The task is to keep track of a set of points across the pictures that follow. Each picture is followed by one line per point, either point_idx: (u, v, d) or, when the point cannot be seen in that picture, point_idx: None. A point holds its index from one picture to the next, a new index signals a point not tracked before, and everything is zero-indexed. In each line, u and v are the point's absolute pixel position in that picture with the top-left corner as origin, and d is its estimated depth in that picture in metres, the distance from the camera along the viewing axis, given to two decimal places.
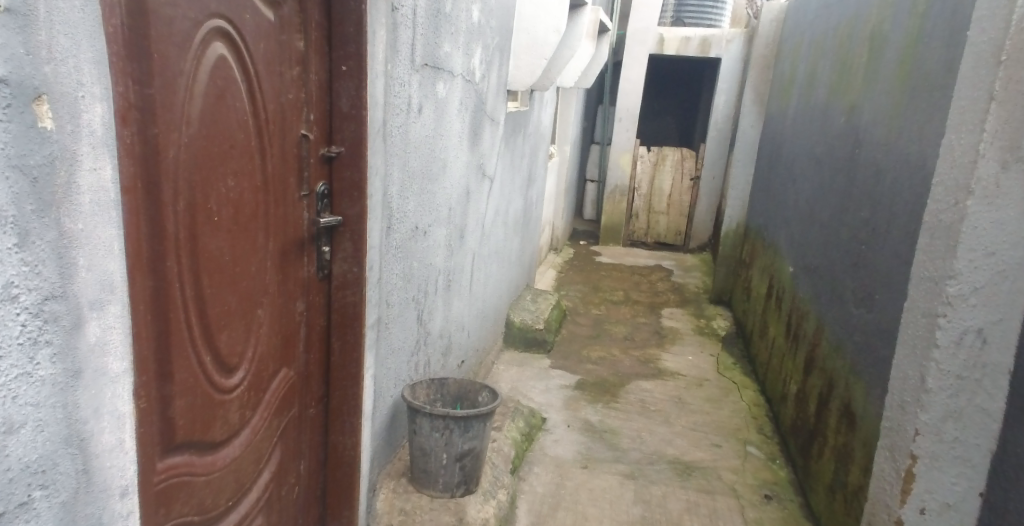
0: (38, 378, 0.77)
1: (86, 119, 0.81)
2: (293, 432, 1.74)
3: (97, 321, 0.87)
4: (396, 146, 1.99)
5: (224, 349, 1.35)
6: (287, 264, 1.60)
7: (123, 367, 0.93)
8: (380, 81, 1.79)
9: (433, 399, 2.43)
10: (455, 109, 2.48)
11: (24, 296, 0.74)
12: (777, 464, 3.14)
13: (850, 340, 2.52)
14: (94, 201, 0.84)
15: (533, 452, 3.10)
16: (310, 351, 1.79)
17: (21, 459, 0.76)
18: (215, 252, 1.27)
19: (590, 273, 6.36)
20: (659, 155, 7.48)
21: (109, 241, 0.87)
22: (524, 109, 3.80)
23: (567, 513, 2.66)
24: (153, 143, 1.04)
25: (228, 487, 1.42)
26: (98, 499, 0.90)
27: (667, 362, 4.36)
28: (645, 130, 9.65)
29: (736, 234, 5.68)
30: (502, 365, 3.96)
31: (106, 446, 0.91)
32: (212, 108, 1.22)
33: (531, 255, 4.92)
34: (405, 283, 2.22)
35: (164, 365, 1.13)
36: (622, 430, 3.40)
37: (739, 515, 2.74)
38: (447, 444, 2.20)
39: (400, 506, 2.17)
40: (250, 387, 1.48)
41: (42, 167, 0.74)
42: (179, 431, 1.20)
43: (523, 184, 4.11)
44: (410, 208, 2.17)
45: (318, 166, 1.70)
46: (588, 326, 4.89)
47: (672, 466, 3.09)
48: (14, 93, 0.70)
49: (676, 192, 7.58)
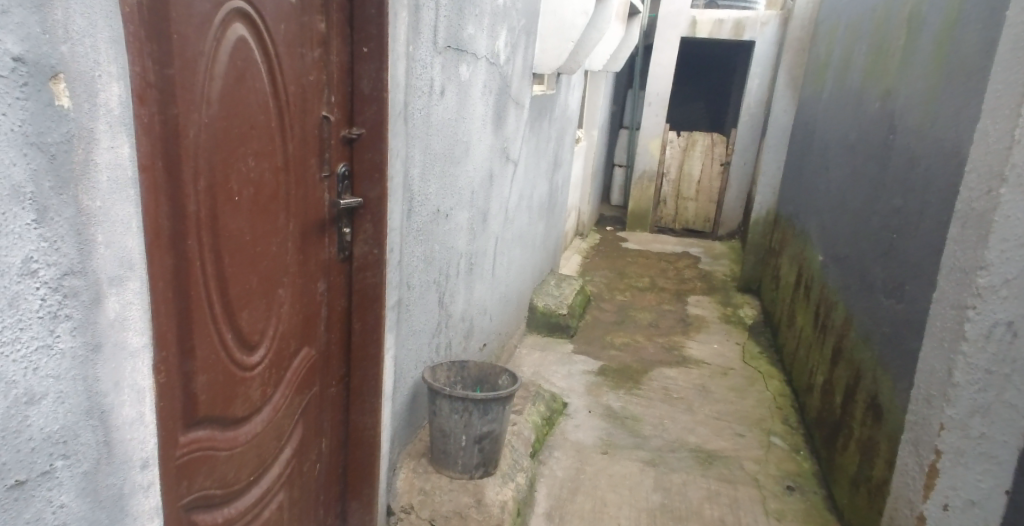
0: (59, 350, 0.80)
1: (103, 99, 0.82)
2: (314, 410, 1.77)
3: (116, 297, 0.89)
4: (418, 128, 1.99)
5: (245, 327, 1.37)
6: (308, 245, 1.62)
7: (143, 342, 0.95)
8: (402, 62, 1.78)
9: (453, 382, 2.43)
10: (479, 91, 2.47)
11: (44, 271, 0.76)
12: (801, 456, 3.10)
13: (879, 332, 2.46)
14: (112, 179, 0.85)
15: (554, 436, 3.11)
16: (331, 331, 1.82)
17: (43, 430, 0.79)
18: (236, 231, 1.29)
19: (616, 259, 6.31)
20: (689, 140, 7.38)
21: (128, 219, 0.89)
22: (551, 92, 3.76)
23: (586, 498, 2.67)
24: (173, 123, 1.06)
25: (250, 463, 1.45)
26: (119, 470, 0.94)
27: (692, 349, 4.32)
28: (673, 115, 9.51)
29: (765, 221, 5.55)
30: (525, 349, 3.97)
31: (127, 419, 0.94)
32: (233, 89, 1.23)
33: (555, 239, 4.87)
34: (426, 266, 2.22)
35: (185, 342, 1.17)
36: (644, 418, 3.38)
37: (760, 505, 2.71)
38: (466, 426, 2.21)
39: (420, 486, 2.20)
40: (271, 365, 1.51)
41: (60, 144, 0.76)
42: (201, 406, 1.24)
43: (549, 167, 4.08)
44: (432, 191, 2.17)
45: (339, 148, 1.70)
46: (613, 312, 4.86)
47: (693, 454, 3.06)
48: (30, 72, 0.71)
49: (706, 178, 7.44)
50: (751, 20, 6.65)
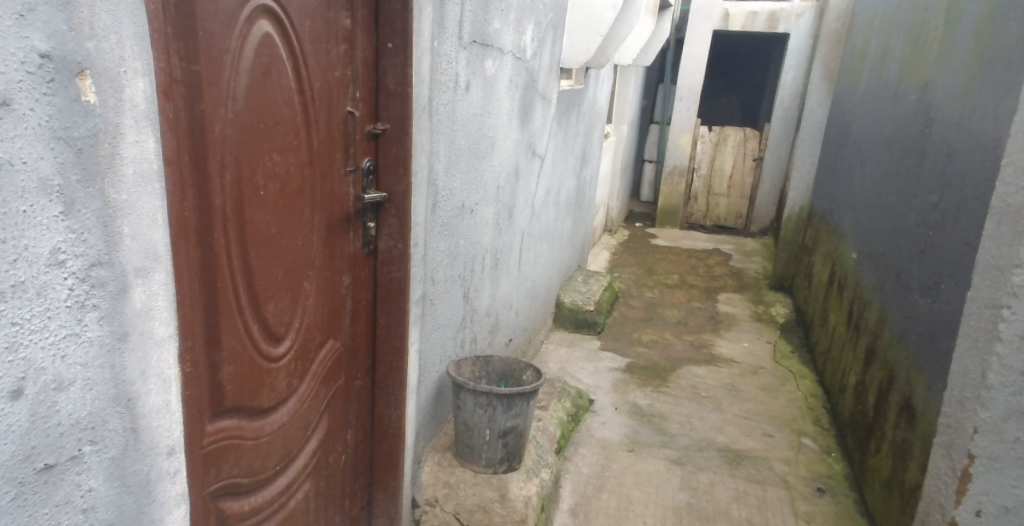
0: (86, 338, 0.83)
1: (128, 94, 0.84)
2: (340, 402, 1.79)
3: (142, 288, 0.91)
4: (443, 123, 1.99)
5: (271, 318, 1.40)
6: (333, 239, 1.64)
7: (168, 332, 0.98)
8: (426, 58, 1.79)
9: (478, 377, 2.44)
10: (505, 86, 2.47)
11: (71, 262, 0.79)
12: (832, 457, 3.03)
13: (913, 332, 2.39)
14: (137, 172, 0.87)
15: (579, 433, 3.10)
16: (356, 324, 1.84)
17: (71, 415, 0.82)
18: (262, 225, 1.31)
19: (645, 255, 6.25)
20: (721, 135, 7.26)
21: (154, 212, 0.91)
22: (579, 87, 3.74)
23: (611, 495, 2.65)
24: (200, 119, 1.09)
25: (276, 452, 1.48)
26: (146, 457, 0.96)
27: (722, 347, 4.26)
28: (705, 110, 9.37)
29: (799, 217, 5.44)
30: (551, 344, 3.97)
31: (153, 407, 0.96)
32: (258, 85, 1.25)
33: (583, 235, 4.85)
34: (450, 261, 2.23)
35: (211, 333, 1.19)
36: (671, 416, 3.34)
37: (789, 507, 2.66)
38: (490, 420, 2.21)
39: (444, 479, 2.22)
40: (297, 357, 1.53)
41: (86, 139, 0.78)
42: (228, 396, 1.26)
43: (577, 162, 4.05)
44: (457, 186, 2.18)
45: (364, 143, 1.72)
46: (641, 309, 4.82)
47: (721, 454, 3.02)
48: (57, 68, 0.73)
49: (738, 174, 7.32)
50: (786, 12, 6.51)
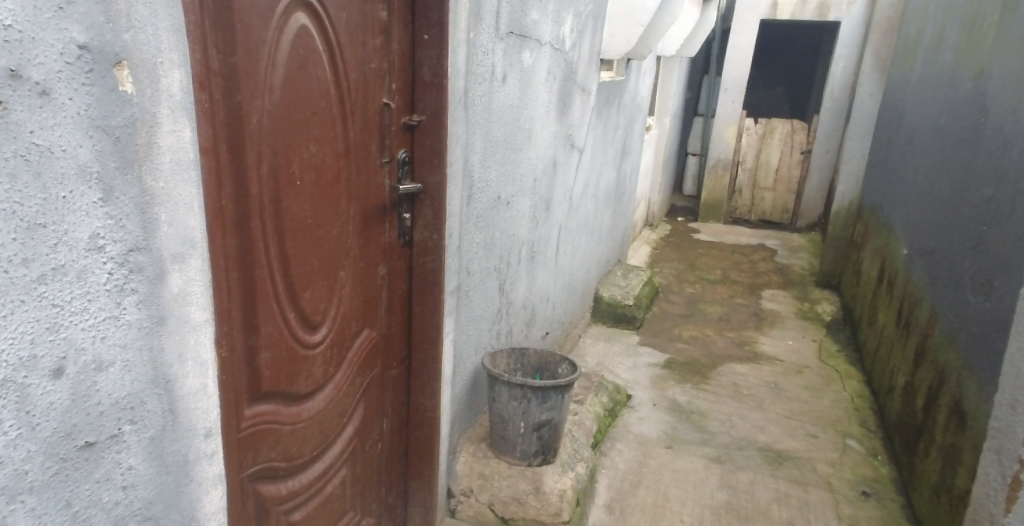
0: (125, 321, 0.86)
1: (165, 84, 0.87)
2: (376, 391, 1.82)
3: (180, 273, 0.94)
4: (479, 114, 1.99)
5: (308, 307, 1.42)
6: (369, 229, 1.66)
7: (205, 317, 1.00)
8: (463, 49, 1.79)
9: (512, 369, 2.44)
10: (543, 78, 2.45)
11: (110, 247, 0.82)
12: (879, 461, 2.93)
13: (965, 332, 2.29)
14: (174, 161, 0.90)
15: (616, 428, 3.08)
16: (392, 314, 1.86)
17: (111, 395, 0.85)
18: (298, 214, 1.34)
19: (687, 250, 6.15)
20: (768, 127, 7.07)
21: (190, 200, 0.94)
22: (620, 78, 3.69)
23: (648, 492, 2.62)
24: (237, 110, 1.11)
25: (313, 438, 1.51)
26: (184, 438, 0.99)
27: (765, 345, 4.16)
28: (752, 102, 9.14)
29: (848, 212, 5.25)
30: (589, 339, 3.94)
31: (190, 390, 0.99)
32: (295, 77, 1.27)
33: (623, 228, 4.80)
34: (486, 253, 2.23)
35: (249, 319, 1.22)
36: (711, 413, 3.28)
37: (832, 510, 2.58)
38: (524, 413, 2.19)
39: (479, 470, 2.24)
40: (333, 345, 1.56)
41: (124, 128, 0.81)
42: (265, 381, 1.29)
43: (618, 155, 4.01)
44: (492, 177, 2.18)
45: (400, 134, 1.74)
46: (682, 305, 4.74)
47: (762, 453, 2.95)
48: (95, 59, 0.76)
49: (785, 167, 7.12)
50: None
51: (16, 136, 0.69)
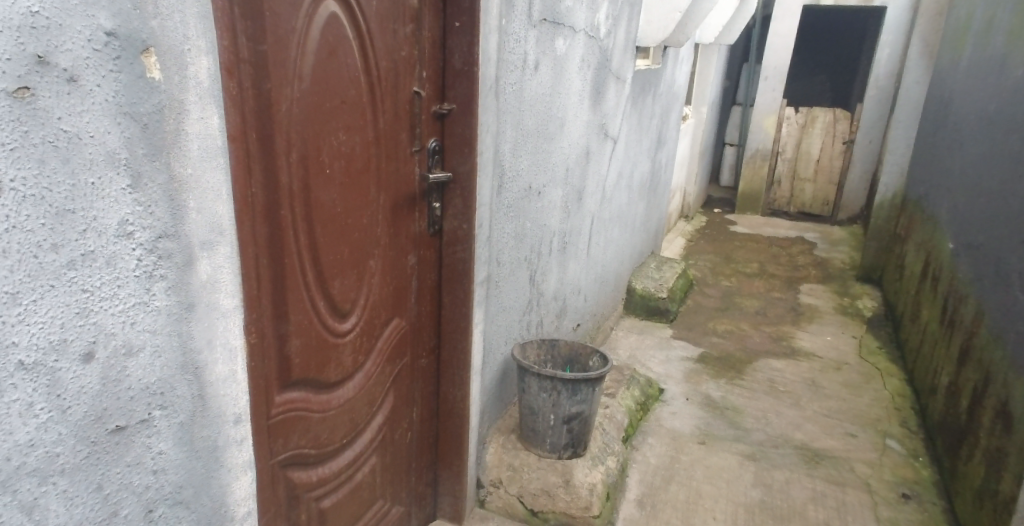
0: (155, 307, 0.87)
1: (193, 71, 0.87)
2: (405, 380, 1.82)
3: (208, 260, 0.95)
4: (510, 103, 1.97)
5: (337, 295, 1.43)
6: (399, 218, 1.65)
7: (234, 304, 1.01)
8: (494, 36, 1.76)
9: (543, 360, 2.42)
10: (576, 66, 2.41)
11: (139, 233, 0.83)
12: (921, 462, 2.83)
13: (1013, 330, 2.19)
14: (202, 148, 0.90)
15: (648, 422, 3.04)
16: (422, 304, 1.86)
17: (141, 381, 0.86)
18: (328, 203, 1.34)
19: (723, 242, 6.03)
20: (809, 117, 6.87)
21: (219, 187, 0.94)
22: (656, 66, 3.62)
23: (680, 488, 2.57)
24: (266, 98, 1.11)
25: (343, 426, 1.52)
26: (214, 424, 1.00)
27: (803, 340, 4.06)
28: (793, 90, 8.90)
29: (892, 204, 5.07)
30: (621, 331, 3.90)
31: (220, 377, 1.00)
32: (324, 65, 1.27)
33: (658, 220, 4.72)
34: (517, 243, 2.21)
35: (279, 307, 1.23)
36: (746, 409, 3.21)
37: (870, 512, 2.50)
38: (554, 405, 2.16)
39: (508, 461, 2.22)
40: (363, 333, 1.56)
41: (152, 114, 0.82)
42: (295, 369, 1.30)
43: (653, 145, 3.94)
44: (524, 167, 2.15)
45: (430, 123, 1.73)
46: (717, 298, 4.65)
47: (798, 452, 2.88)
48: (122, 46, 0.77)
49: (827, 157, 6.91)
50: None
51: (45, 122, 0.70)
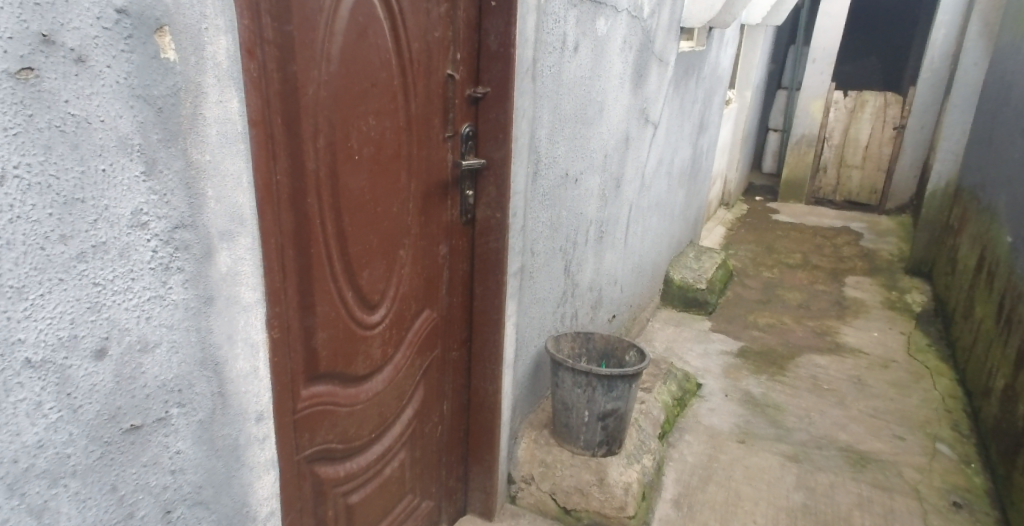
0: (171, 301, 0.82)
1: (210, 52, 0.82)
2: (435, 373, 1.77)
3: (229, 252, 0.90)
4: (548, 86, 1.89)
5: (366, 286, 1.38)
6: (430, 207, 1.60)
7: (256, 298, 0.96)
8: (532, 16, 1.68)
9: (577, 354, 2.35)
10: (617, 48, 2.31)
11: (154, 224, 0.78)
12: (973, 468, 2.68)
13: None
14: (221, 133, 0.85)
15: (685, 418, 2.95)
16: (453, 295, 1.80)
17: (157, 378, 0.82)
18: (357, 190, 1.29)
19: (765, 232, 5.84)
20: (858, 101, 6.60)
21: (239, 175, 0.89)
22: (700, 48, 3.48)
23: (718, 489, 2.48)
24: (292, 81, 1.06)
25: (371, 420, 1.47)
26: (235, 422, 0.96)
27: (848, 336, 3.90)
28: (841, 73, 8.56)
29: (945, 193, 4.83)
30: (658, 323, 3.80)
31: (241, 373, 0.96)
32: (354, 46, 1.21)
33: (697, 208, 4.59)
34: (552, 233, 2.14)
35: (305, 298, 1.18)
36: (788, 407, 3.09)
37: (920, 520, 2.38)
38: (589, 401, 2.09)
39: (541, 457, 2.17)
40: (392, 325, 1.51)
41: (167, 97, 0.77)
42: (322, 362, 1.26)
43: (694, 130, 3.81)
44: (560, 153, 2.07)
45: (463, 108, 1.66)
46: (758, 290, 4.51)
47: (842, 454, 2.76)
48: (134, 24, 0.72)
49: (875, 144, 6.63)
50: None
51: (51, 105, 0.66)
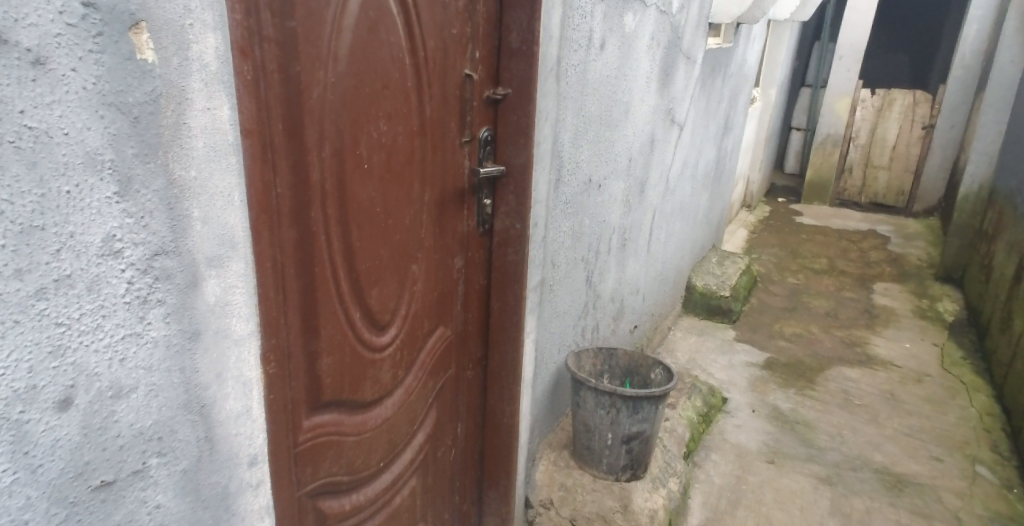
0: (150, 339, 0.71)
1: (196, 52, 0.71)
2: (449, 393, 1.66)
3: (217, 280, 0.79)
4: (572, 86, 1.77)
5: (375, 304, 1.27)
6: (445, 217, 1.48)
7: (249, 330, 0.86)
8: (557, 11, 1.56)
9: (599, 370, 2.24)
10: (645, 45, 2.18)
11: (129, 251, 0.67)
12: (1016, 494, 2.54)
13: None
14: (209, 144, 0.75)
15: (710, 435, 2.82)
16: (469, 311, 1.69)
17: (133, 426, 0.72)
18: (366, 201, 1.18)
19: (788, 235, 5.68)
20: (886, 100, 6.46)
21: (229, 191, 0.79)
22: (728, 45, 3.33)
23: (748, 513, 2.36)
24: (295, 82, 0.96)
25: (380, 448, 1.37)
26: (224, 468, 0.86)
27: (879, 347, 3.75)
28: (867, 71, 8.34)
29: (978, 197, 4.65)
30: (680, 332, 3.67)
31: (231, 414, 0.85)
32: (364, 43, 1.10)
33: (720, 211, 4.44)
34: (574, 242, 2.02)
35: (309, 321, 1.08)
36: (818, 425, 2.96)
37: None
38: (612, 423, 1.99)
39: (560, 481, 2.06)
40: (403, 345, 1.40)
41: (144, 105, 0.66)
42: (327, 390, 1.15)
43: (719, 130, 3.66)
44: (584, 159, 1.95)
45: (482, 110, 1.54)
46: (783, 297, 4.36)
47: (877, 477, 2.62)
48: (105, 20, 0.61)
49: (903, 144, 6.47)
50: None
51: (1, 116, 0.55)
